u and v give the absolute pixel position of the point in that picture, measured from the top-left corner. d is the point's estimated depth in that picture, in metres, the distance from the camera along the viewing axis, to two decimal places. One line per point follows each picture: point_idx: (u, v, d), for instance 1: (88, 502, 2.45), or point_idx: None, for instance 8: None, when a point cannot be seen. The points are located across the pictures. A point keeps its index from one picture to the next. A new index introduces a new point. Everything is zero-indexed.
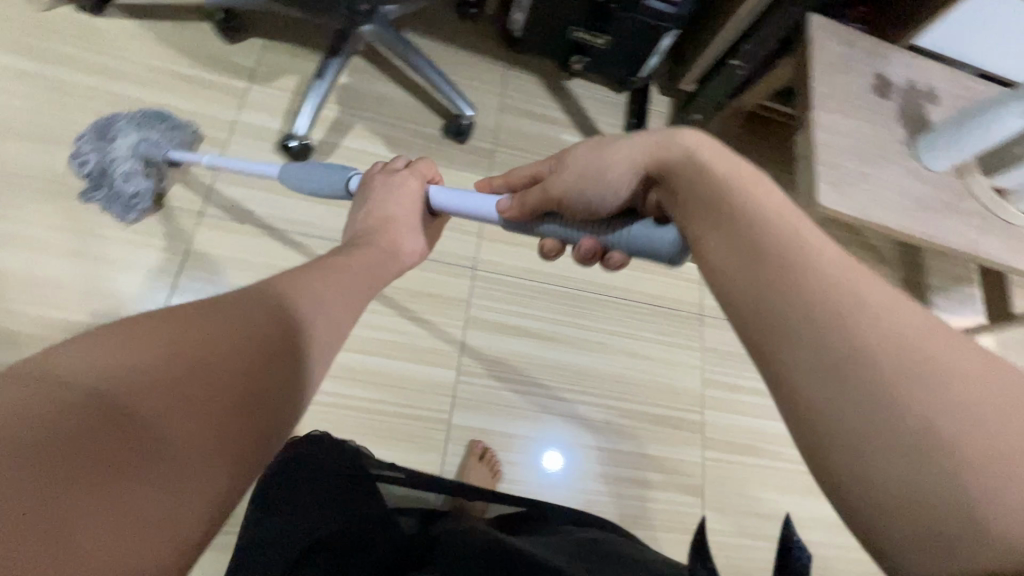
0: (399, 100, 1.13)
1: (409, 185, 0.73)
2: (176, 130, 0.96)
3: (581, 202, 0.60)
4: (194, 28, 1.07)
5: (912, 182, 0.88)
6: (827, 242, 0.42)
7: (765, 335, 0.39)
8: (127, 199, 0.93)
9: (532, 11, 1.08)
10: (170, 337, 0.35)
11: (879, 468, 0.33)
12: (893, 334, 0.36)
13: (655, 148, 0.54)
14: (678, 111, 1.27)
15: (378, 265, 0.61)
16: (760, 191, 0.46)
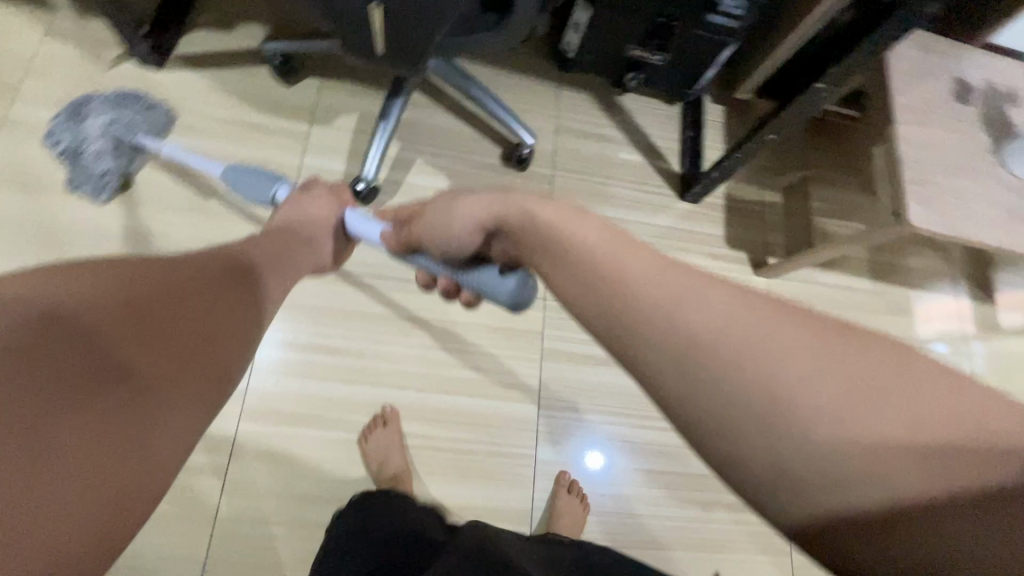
0: (457, 131, 1.13)
1: (321, 200, 0.71)
2: (150, 114, 0.98)
3: (433, 247, 0.59)
4: (253, 73, 1.07)
5: (1002, 192, 0.88)
6: (642, 247, 0.40)
7: (615, 336, 0.37)
8: (97, 176, 0.94)
9: (588, 33, 1.08)
10: (106, 283, 0.38)
11: (730, 445, 0.33)
12: (720, 320, 0.34)
13: (494, 202, 0.51)
14: (733, 120, 1.26)
15: (296, 262, 0.61)
16: (572, 217, 0.44)
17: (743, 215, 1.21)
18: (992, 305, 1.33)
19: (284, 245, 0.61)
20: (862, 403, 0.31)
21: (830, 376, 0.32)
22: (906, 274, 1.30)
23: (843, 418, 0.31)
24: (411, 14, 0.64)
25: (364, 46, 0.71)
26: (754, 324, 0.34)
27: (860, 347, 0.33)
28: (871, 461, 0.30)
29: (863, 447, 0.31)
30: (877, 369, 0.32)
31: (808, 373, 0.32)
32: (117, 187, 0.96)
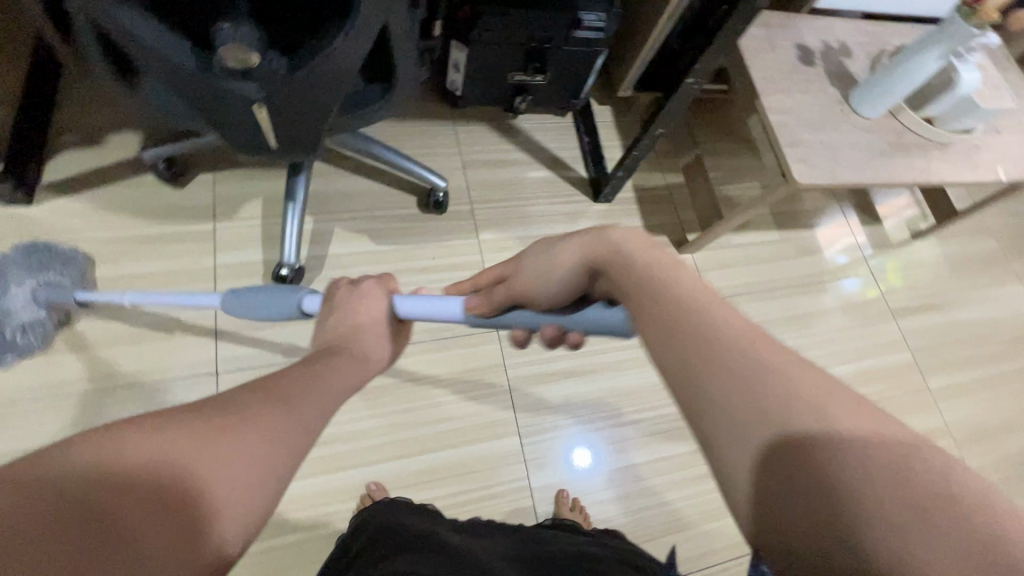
0: (368, 190, 1.13)
1: (372, 295, 0.64)
2: (72, 267, 0.91)
3: (538, 299, 0.55)
4: (138, 184, 1.01)
5: (860, 134, 1.00)
6: (733, 311, 0.38)
7: (690, 414, 0.35)
8: (15, 349, 0.86)
9: (469, 70, 1.11)
10: (121, 449, 0.31)
11: (730, 461, 0.32)
12: (811, 409, 0.31)
13: (593, 245, 0.48)
14: (622, 117, 1.35)
15: (346, 385, 0.50)
16: (681, 274, 0.42)
17: (654, 203, 1.29)
18: (879, 223, 1.50)
19: (331, 361, 0.52)
20: (889, 477, 0.29)
21: (878, 453, 0.29)
22: (804, 216, 1.44)
23: (861, 477, 0.29)
24: (298, 106, 0.63)
25: (257, 144, 0.70)
26: (838, 400, 0.32)
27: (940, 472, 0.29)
28: (848, 509, 0.28)
29: (850, 496, 0.28)
30: (928, 481, 0.28)
31: (861, 444, 0.30)
32: (37, 351, 0.89)
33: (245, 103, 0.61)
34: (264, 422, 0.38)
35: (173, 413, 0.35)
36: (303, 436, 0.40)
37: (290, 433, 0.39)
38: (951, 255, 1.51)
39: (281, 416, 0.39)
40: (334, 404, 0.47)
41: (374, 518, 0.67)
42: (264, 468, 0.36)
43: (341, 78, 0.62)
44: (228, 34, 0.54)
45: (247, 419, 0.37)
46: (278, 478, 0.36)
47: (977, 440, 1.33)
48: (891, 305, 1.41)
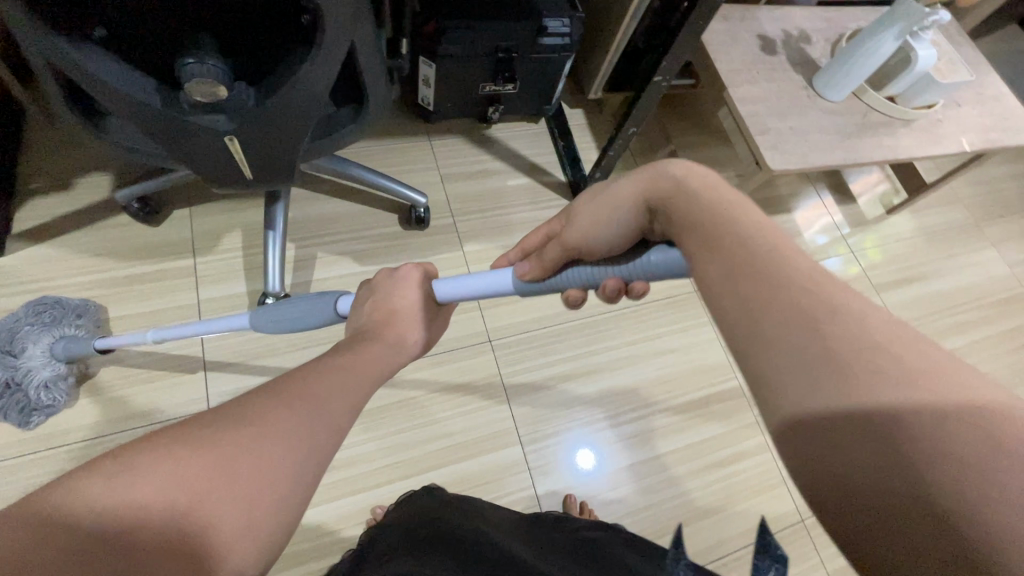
0: (349, 212, 1.12)
1: (411, 279, 0.61)
2: (83, 316, 0.89)
3: (593, 249, 0.50)
4: (112, 225, 1.00)
5: (827, 117, 1.02)
6: (796, 250, 0.38)
7: (743, 340, 0.35)
8: (39, 408, 0.84)
9: (439, 85, 1.11)
10: (133, 478, 0.29)
11: (782, 380, 0.33)
12: (866, 339, 0.32)
13: (651, 182, 0.45)
14: (594, 118, 1.36)
15: (377, 372, 0.47)
16: (750, 215, 0.41)
17: None
18: (853, 201, 1.53)
19: (360, 349, 0.49)
20: (945, 416, 0.29)
21: (942, 393, 0.29)
22: (781, 201, 1.46)
23: (917, 414, 0.29)
24: (271, 133, 0.63)
25: (232, 174, 0.69)
26: (910, 345, 0.32)
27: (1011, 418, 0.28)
28: (901, 444, 0.29)
29: (905, 431, 0.29)
30: (993, 423, 0.28)
31: (922, 378, 0.30)
32: (63, 409, 0.87)
33: (215, 135, 0.61)
34: (288, 426, 0.35)
35: (190, 426, 0.33)
36: (332, 435, 0.37)
37: (318, 437, 0.36)
38: (926, 226, 1.55)
39: (307, 416, 0.37)
40: (365, 394, 0.44)
41: (400, 513, 0.67)
42: (278, 482, 0.33)
43: (312, 103, 0.62)
44: (192, 68, 0.53)
45: (269, 427, 0.34)
46: (296, 490, 0.34)
47: None
48: (873, 280, 1.44)
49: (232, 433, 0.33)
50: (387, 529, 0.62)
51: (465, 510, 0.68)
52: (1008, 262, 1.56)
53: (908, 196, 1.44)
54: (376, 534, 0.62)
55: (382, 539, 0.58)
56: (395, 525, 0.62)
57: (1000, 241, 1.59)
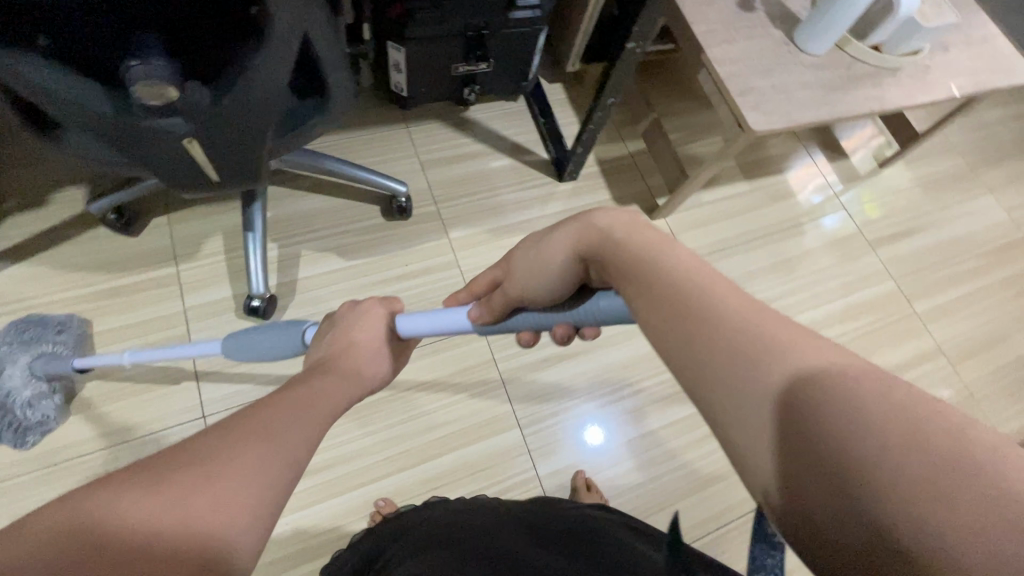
0: (330, 207, 1.10)
1: (374, 315, 0.66)
2: (64, 332, 0.90)
3: (535, 296, 0.53)
4: (91, 238, 0.98)
5: (811, 72, 0.99)
6: (727, 283, 0.37)
7: (691, 384, 0.35)
8: (31, 427, 0.85)
9: (411, 68, 1.08)
10: (109, 505, 0.31)
11: (731, 422, 0.32)
12: (801, 370, 0.31)
13: (579, 234, 0.47)
14: (574, 92, 1.33)
15: (333, 406, 0.48)
16: (677, 252, 0.40)
17: (620, 173, 1.29)
18: (845, 157, 1.50)
19: (315, 381, 0.50)
20: (889, 441, 0.27)
21: (883, 416, 0.28)
22: (771, 162, 1.43)
23: (861, 443, 0.28)
24: (230, 129, 0.61)
25: (199, 178, 0.68)
26: (847, 368, 0.30)
27: (955, 434, 0.27)
28: (851, 476, 0.27)
29: (853, 463, 0.28)
30: (940, 443, 0.27)
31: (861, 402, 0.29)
32: (56, 427, 0.87)
33: (173, 138, 0.59)
34: (252, 457, 0.36)
35: (159, 460, 0.34)
36: (294, 464, 0.39)
37: (289, 455, 0.39)
38: (920, 177, 1.52)
39: (270, 447, 0.38)
40: (322, 427, 0.45)
41: (407, 520, 0.67)
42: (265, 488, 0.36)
43: (271, 96, 0.61)
44: (138, 70, 0.51)
45: (234, 457, 0.36)
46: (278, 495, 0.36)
47: (969, 356, 1.35)
48: (868, 237, 1.42)
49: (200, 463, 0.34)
50: (393, 539, 0.63)
51: (470, 506, 0.68)
52: (1005, 208, 1.54)
53: (901, 147, 1.41)
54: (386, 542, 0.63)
55: (383, 561, 0.57)
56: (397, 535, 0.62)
57: (996, 187, 1.56)
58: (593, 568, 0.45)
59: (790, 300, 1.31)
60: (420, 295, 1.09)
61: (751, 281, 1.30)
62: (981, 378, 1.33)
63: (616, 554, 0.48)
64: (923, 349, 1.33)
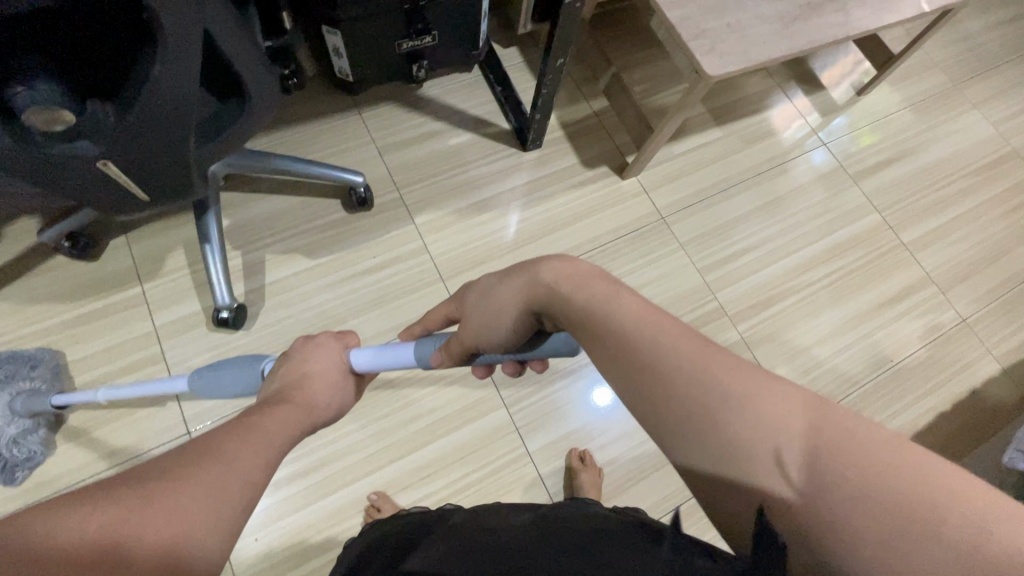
0: (290, 207, 1.08)
1: (327, 348, 0.65)
2: (39, 366, 0.89)
3: (492, 345, 0.53)
4: (52, 267, 0.97)
5: (767, 5, 0.93)
6: (681, 329, 0.39)
7: (662, 436, 0.37)
8: (19, 464, 0.85)
9: (352, 53, 1.02)
10: (105, 515, 0.30)
11: (705, 471, 0.35)
12: (760, 421, 0.34)
13: (530, 289, 0.46)
14: (530, 55, 1.27)
15: (287, 435, 0.47)
16: (623, 301, 0.41)
17: (586, 135, 1.25)
18: (822, 89, 1.43)
19: (269, 411, 0.49)
20: (845, 486, 0.30)
21: (840, 462, 0.31)
22: (745, 103, 1.37)
23: (822, 494, 0.31)
24: (147, 148, 0.58)
25: (124, 201, 0.65)
26: (805, 415, 0.33)
27: (900, 463, 0.30)
28: (816, 518, 0.31)
29: (821, 510, 0.31)
30: (889, 479, 0.30)
31: (816, 449, 0.32)
32: (43, 460, 0.88)
33: (85, 164, 0.57)
34: (208, 475, 0.36)
35: (100, 486, 0.32)
36: (252, 478, 0.38)
37: (247, 466, 0.39)
38: (903, 100, 1.46)
39: (219, 469, 0.37)
40: (275, 451, 0.43)
41: (395, 519, 0.68)
42: (225, 495, 0.36)
43: (183, 109, 0.57)
44: (23, 98, 0.49)
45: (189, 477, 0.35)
46: (239, 504, 0.36)
47: (962, 280, 1.32)
48: (850, 171, 1.37)
49: (154, 485, 0.33)
50: (373, 538, 0.63)
51: (454, 509, 0.68)
52: (993, 122, 1.48)
53: (879, 72, 1.35)
54: (367, 540, 0.64)
55: (354, 563, 0.58)
56: (372, 541, 0.62)
57: (983, 101, 1.50)
58: (539, 534, 0.46)
59: (773, 244, 1.28)
60: (391, 285, 1.07)
61: (732, 230, 1.26)
62: (975, 303, 1.30)
63: (570, 521, 0.48)
64: (913, 279, 1.30)
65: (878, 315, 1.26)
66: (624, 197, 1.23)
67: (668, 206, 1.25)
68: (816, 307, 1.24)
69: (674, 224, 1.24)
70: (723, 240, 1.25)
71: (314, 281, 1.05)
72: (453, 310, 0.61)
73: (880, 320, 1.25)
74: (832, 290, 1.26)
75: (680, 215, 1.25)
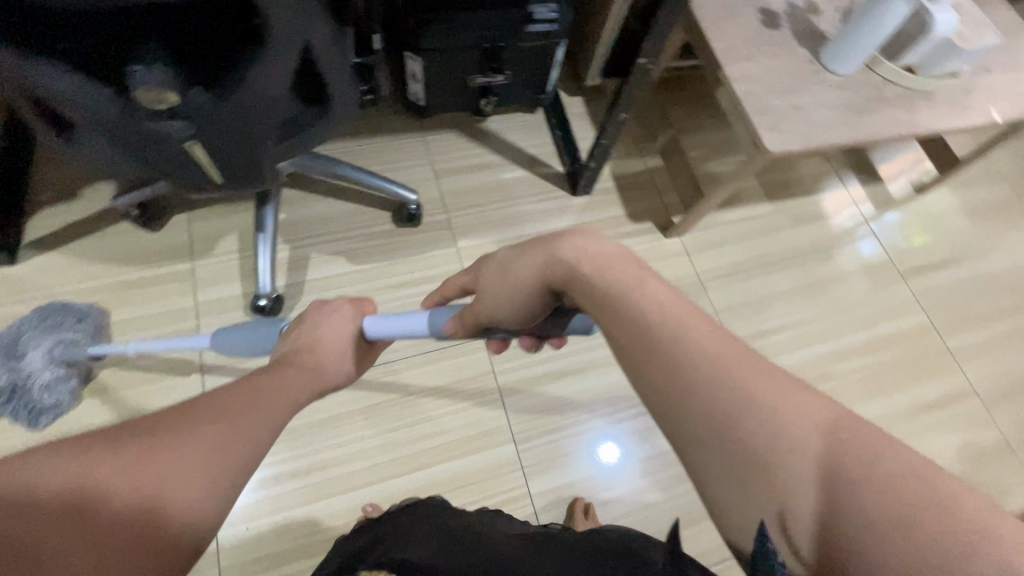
0: (343, 212, 1.13)
1: (343, 314, 0.66)
2: (86, 319, 0.94)
3: (506, 321, 0.53)
4: (117, 232, 1.03)
5: (834, 92, 0.95)
6: (708, 329, 0.38)
7: (678, 442, 0.37)
8: (46, 409, 0.89)
9: (428, 79, 1.08)
10: (93, 466, 0.32)
11: (719, 482, 0.34)
12: (782, 435, 0.33)
13: (548, 266, 0.46)
14: (593, 106, 1.32)
15: (292, 396, 0.48)
16: (649, 291, 0.40)
17: (636, 189, 1.27)
18: (878, 181, 1.43)
19: (275, 373, 0.51)
20: (869, 506, 0.30)
21: (864, 481, 0.30)
22: (797, 185, 1.38)
23: (843, 513, 0.30)
24: (230, 132, 0.63)
25: (200, 178, 0.70)
26: (828, 431, 0.33)
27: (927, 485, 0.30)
28: (836, 539, 0.30)
29: (839, 529, 0.30)
30: (917, 502, 0.29)
31: (840, 470, 0.31)
32: (68, 410, 0.92)
33: (176, 142, 0.61)
34: (205, 433, 0.37)
35: (91, 435, 0.34)
36: (250, 439, 0.39)
37: (247, 428, 0.39)
38: (962, 205, 1.43)
39: (218, 427, 0.38)
40: (281, 415, 0.44)
41: (387, 517, 0.67)
42: (218, 454, 0.36)
43: (269, 104, 0.63)
44: (137, 75, 0.52)
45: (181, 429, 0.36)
46: (232, 464, 0.37)
47: (1008, 399, 1.25)
48: (899, 267, 1.34)
49: (147, 435, 0.35)
50: (362, 538, 0.64)
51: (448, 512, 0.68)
52: None
53: (940, 173, 1.34)
54: (358, 538, 0.64)
55: (341, 561, 0.58)
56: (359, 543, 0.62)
57: None
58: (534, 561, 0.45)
59: (810, 327, 1.25)
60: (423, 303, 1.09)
61: (767, 306, 1.25)
62: (1020, 425, 1.23)
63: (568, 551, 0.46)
64: (955, 388, 1.24)
65: (912, 419, 1.20)
66: (664, 255, 1.24)
67: (707, 272, 1.24)
68: (847, 399, 1.20)
69: (711, 290, 1.23)
70: (758, 314, 1.24)
71: (351, 285, 1.08)
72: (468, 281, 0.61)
73: (914, 425, 1.19)
74: (866, 384, 1.22)
75: (718, 282, 1.24)
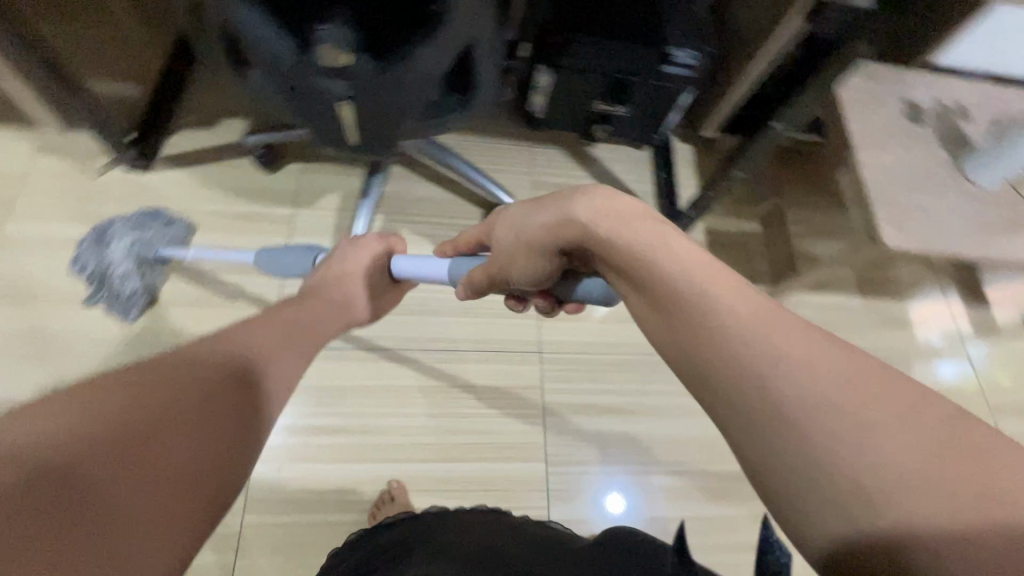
0: (439, 199, 1.17)
1: (370, 250, 0.74)
2: (169, 225, 0.98)
3: (519, 279, 0.59)
4: (238, 167, 1.12)
5: (967, 202, 0.90)
6: (734, 289, 0.39)
7: (708, 394, 0.38)
8: (125, 299, 0.96)
9: (553, 95, 1.11)
10: (189, 364, 0.41)
11: (743, 431, 0.35)
12: (809, 383, 0.33)
13: (562, 225, 0.50)
14: (702, 157, 1.31)
15: (314, 323, 0.59)
16: (673, 248, 0.43)
17: (726, 247, 1.24)
18: (985, 305, 1.33)
19: (302, 305, 0.61)
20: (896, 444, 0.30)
21: (892, 426, 0.31)
22: (894, 287, 1.31)
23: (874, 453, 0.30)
24: (380, 100, 0.67)
25: (338, 136, 0.74)
26: (857, 381, 0.33)
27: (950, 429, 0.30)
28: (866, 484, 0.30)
29: (867, 468, 0.30)
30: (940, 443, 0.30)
31: (868, 417, 0.31)
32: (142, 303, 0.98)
33: (334, 100, 0.66)
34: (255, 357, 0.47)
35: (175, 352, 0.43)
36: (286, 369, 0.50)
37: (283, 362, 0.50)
38: None
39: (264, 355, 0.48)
40: (305, 358, 0.54)
41: (415, 522, 0.69)
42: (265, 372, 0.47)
43: (424, 85, 0.67)
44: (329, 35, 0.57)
45: (221, 359, 0.44)
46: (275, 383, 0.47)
47: None
48: (989, 401, 1.24)
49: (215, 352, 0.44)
50: (390, 546, 0.64)
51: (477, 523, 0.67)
52: None
53: None
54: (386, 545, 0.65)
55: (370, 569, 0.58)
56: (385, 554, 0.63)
57: None
58: None
59: None
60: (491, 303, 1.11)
61: None
62: None
63: None
64: None
65: None
66: None
67: None
68: None
69: None
70: None
71: None
72: (483, 236, 0.66)
73: None
74: None
75: None
